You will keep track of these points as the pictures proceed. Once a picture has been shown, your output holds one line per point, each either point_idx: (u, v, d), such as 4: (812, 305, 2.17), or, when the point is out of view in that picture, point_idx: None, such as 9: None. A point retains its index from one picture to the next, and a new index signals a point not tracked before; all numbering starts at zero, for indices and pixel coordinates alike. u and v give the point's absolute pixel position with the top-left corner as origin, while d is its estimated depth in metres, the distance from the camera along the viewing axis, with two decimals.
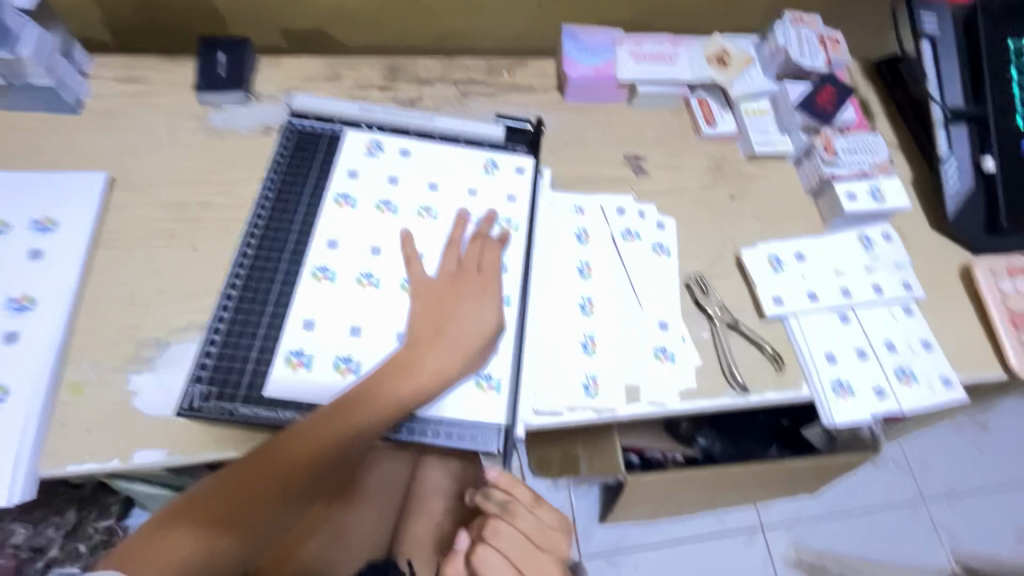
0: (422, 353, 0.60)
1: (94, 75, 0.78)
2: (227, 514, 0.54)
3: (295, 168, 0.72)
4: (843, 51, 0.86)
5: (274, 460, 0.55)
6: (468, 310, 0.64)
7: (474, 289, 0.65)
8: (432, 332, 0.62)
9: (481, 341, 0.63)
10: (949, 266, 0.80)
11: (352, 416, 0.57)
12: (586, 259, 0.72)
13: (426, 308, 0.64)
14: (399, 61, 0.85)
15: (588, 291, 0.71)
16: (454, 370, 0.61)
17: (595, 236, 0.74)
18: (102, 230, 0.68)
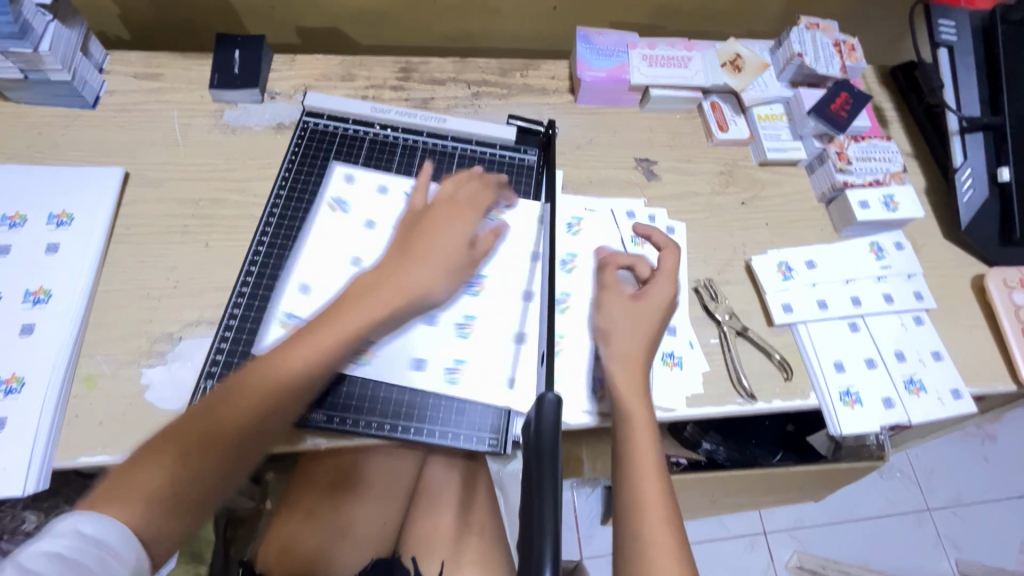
0: (392, 269, 0.59)
1: (111, 71, 0.79)
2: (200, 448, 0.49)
3: (309, 167, 0.73)
4: (859, 57, 0.85)
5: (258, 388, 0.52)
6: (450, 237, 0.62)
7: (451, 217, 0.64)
8: (403, 251, 0.60)
9: (459, 266, 0.61)
10: (961, 277, 0.79)
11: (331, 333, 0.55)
12: (570, 254, 0.73)
13: (404, 238, 0.62)
14: (412, 61, 0.86)
15: (566, 288, 0.71)
16: (422, 283, 0.59)
17: (601, 241, 0.74)
18: (117, 224, 0.69)
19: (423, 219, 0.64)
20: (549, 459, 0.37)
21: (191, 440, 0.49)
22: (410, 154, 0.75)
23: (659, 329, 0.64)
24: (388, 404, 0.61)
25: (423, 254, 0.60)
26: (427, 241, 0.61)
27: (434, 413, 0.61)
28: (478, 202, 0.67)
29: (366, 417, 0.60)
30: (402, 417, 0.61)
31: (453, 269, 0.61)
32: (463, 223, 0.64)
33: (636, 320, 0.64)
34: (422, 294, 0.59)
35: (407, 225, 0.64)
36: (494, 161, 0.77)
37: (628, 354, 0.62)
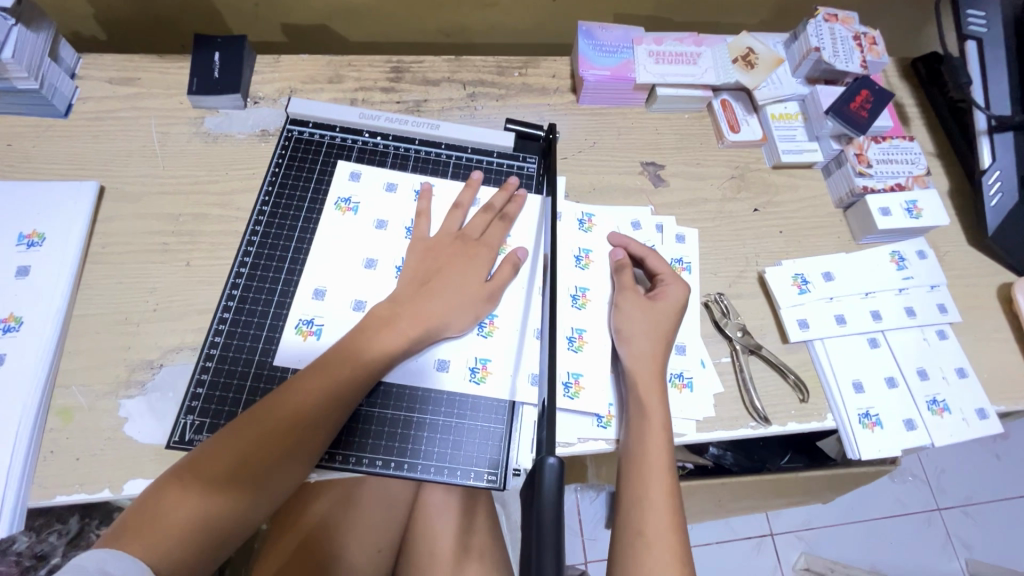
0: (407, 304, 0.59)
1: (84, 76, 0.74)
2: (230, 472, 0.50)
3: (293, 179, 0.68)
4: (881, 51, 0.80)
5: (279, 418, 0.52)
6: (468, 269, 0.62)
7: (465, 249, 0.64)
8: (417, 286, 0.60)
9: (474, 299, 0.61)
10: (986, 286, 0.75)
11: (356, 359, 0.56)
12: (582, 287, 0.68)
13: (423, 268, 0.62)
14: (404, 61, 0.81)
15: (579, 323, 0.66)
16: (438, 319, 0.59)
17: (599, 256, 0.70)
18: (92, 243, 0.65)
19: (436, 251, 0.63)
20: (550, 532, 0.34)
21: (222, 464, 0.50)
22: (401, 163, 0.71)
23: (671, 332, 0.63)
24: (380, 438, 0.58)
25: (437, 288, 0.60)
26: (441, 276, 0.61)
27: (429, 447, 0.58)
28: (492, 231, 0.66)
29: (356, 452, 0.57)
30: (394, 451, 0.57)
31: (468, 302, 0.60)
32: (477, 256, 0.64)
33: (651, 321, 0.63)
34: (440, 329, 0.59)
35: (419, 257, 0.63)
36: (491, 169, 0.72)
37: (644, 360, 0.61)
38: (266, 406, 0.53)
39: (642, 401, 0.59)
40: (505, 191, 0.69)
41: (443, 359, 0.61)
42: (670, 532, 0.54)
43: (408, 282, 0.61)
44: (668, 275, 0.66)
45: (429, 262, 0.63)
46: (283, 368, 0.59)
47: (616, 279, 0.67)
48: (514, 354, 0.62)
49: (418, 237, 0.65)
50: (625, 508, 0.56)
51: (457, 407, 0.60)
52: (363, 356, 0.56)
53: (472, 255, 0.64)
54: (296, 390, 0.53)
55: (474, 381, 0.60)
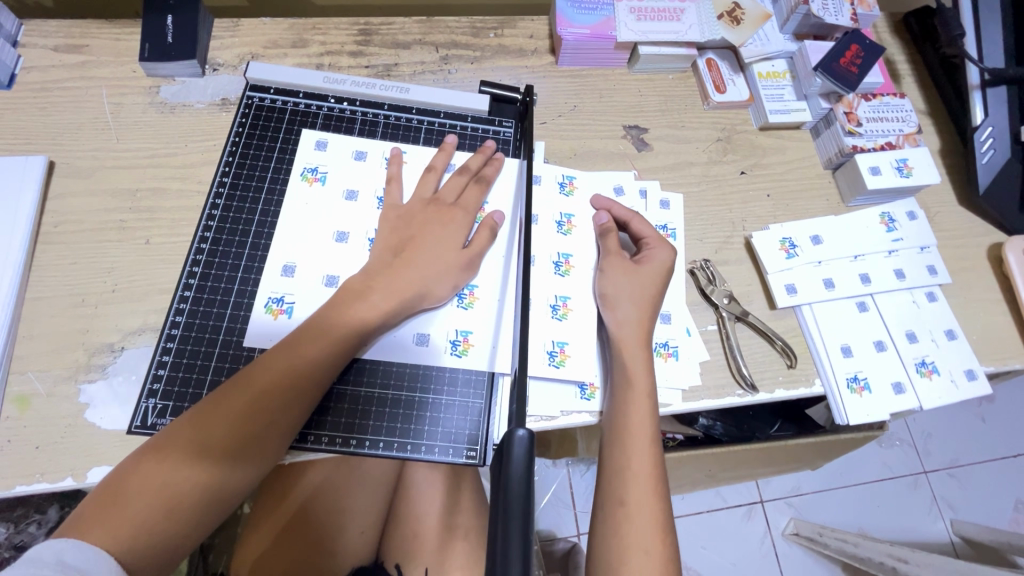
0: (381, 276, 0.56)
1: (27, 44, 0.70)
2: (209, 446, 0.48)
3: (255, 149, 0.65)
4: (872, 3, 0.76)
5: (257, 392, 0.50)
6: (444, 238, 0.59)
7: (441, 215, 0.61)
8: (391, 257, 0.58)
9: (453, 268, 0.58)
10: (976, 246, 0.73)
11: (334, 331, 0.53)
12: (565, 253, 0.65)
13: (399, 237, 0.59)
14: (372, 23, 0.76)
15: (563, 291, 0.63)
16: (415, 289, 0.56)
17: (579, 224, 0.67)
18: (43, 222, 0.61)
19: (410, 218, 0.60)
20: (518, 508, 0.32)
21: (199, 438, 0.48)
22: (370, 130, 0.67)
23: (658, 297, 0.61)
24: (355, 417, 0.56)
25: (412, 257, 0.58)
26: (416, 245, 0.58)
27: (406, 424, 0.56)
28: (468, 195, 0.63)
29: (329, 431, 0.55)
30: (368, 430, 0.55)
31: (445, 270, 0.58)
32: (454, 221, 0.61)
33: (638, 286, 0.61)
34: (419, 299, 0.56)
35: (392, 226, 0.60)
36: (466, 134, 0.69)
37: (631, 325, 0.59)
38: (242, 380, 0.50)
39: (626, 371, 0.57)
40: (482, 154, 0.66)
41: (422, 333, 0.58)
42: (652, 500, 0.53)
43: (382, 252, 0.58)
44: (654, 240, 0.64)
45: (404, 231, 0.60)
46: (249, 347, 0.56)
47: (602, 243, 0.65)
48: (493, 325, 0.59)
49: (391, 205, 0.62)
50: (606, 476, 0.55)
51: (435, 382, 0.58)
52: (340, 327, 0.53)
53: (450, 222, 0.61)
54: (273, 365, 0.51)
55: (454, 354, 0.58)
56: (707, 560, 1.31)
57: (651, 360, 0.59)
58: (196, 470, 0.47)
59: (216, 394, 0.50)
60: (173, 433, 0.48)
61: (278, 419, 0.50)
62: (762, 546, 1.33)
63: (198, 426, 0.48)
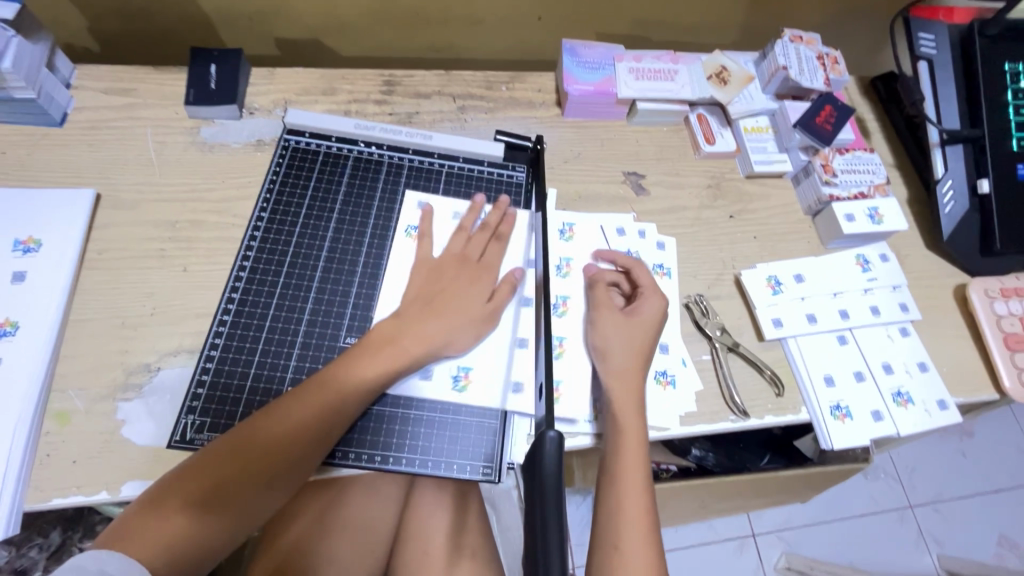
0: (410, 323, 0.61)
1: (79, 86, 0.76)
2: (222, 486, 0.51)
3: (291, 186, 0.70)
4: (842, 70, 0.86)
5: (268, 438, 0.53)
6: (470, 293, 0.65)
7: (469, 273, 0.66)
8: (421, 305, 0.63)
9: (474, 322, 0.63)
10: (943, 287, 0.80)
11: (339, 387, 0.56)
12: (563, 294, 0.70)
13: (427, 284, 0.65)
14: (396, 75, 0.84)
15: (560, 330, 0.68)
16: (439, 338, 0.61)
17: (576, 267, 0.72)
18: (88, 249, 0.66)
19: (440, 273, 0.66)
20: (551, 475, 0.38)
21: (214, 478, 0.51)
22: (395, 172, 0.73)
23: (648, 345, 0.65)
24: (378, 435, 0.60)
25: (441, 308, 0.63)
26: (444, 297, 0.64)
27: (426, 441, 0.60)
28: (491, 251, 0.69)
29: (356, 448, 0.59)
30: (391, 448, 0.59)
31: (471, 323, 0.63)
32: (479, 280, 0.66)
33: (627, 336, 0.65)
34: (440, 348, 0.61)
35: (423, 279, 0.65)
36: (482, 177, 0.76)
37: (626, 371, 0.63)
38: (250, 426, 0.54)
39: (616, 417, 0.61)
40: (498, 211, 0.71)
41: (433, 368, 0.63)
42: (642, 537, 0.56)
43: (414, 300, 0.63)
44: (648, 289, 0.69)
45: (433, 282, 0.65)
46: (284, 367, 0.61)
47: (592, 295, 0.69)
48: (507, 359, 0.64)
49: (423, 258, 0.67)
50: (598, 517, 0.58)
51: (454, 403, 0.62)
52: (346, 382, 0.57)
53: (473, 277, 0.66)
54: (277, 418, 0.54)
55: (456, 389, 0.62)
56: None
57: (642, 405, 0.63)
58: (204, 514, 0.50)
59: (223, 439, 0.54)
60: (190, 467, 0.52)
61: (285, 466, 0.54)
62: None
63: (206, 472, 0.51)
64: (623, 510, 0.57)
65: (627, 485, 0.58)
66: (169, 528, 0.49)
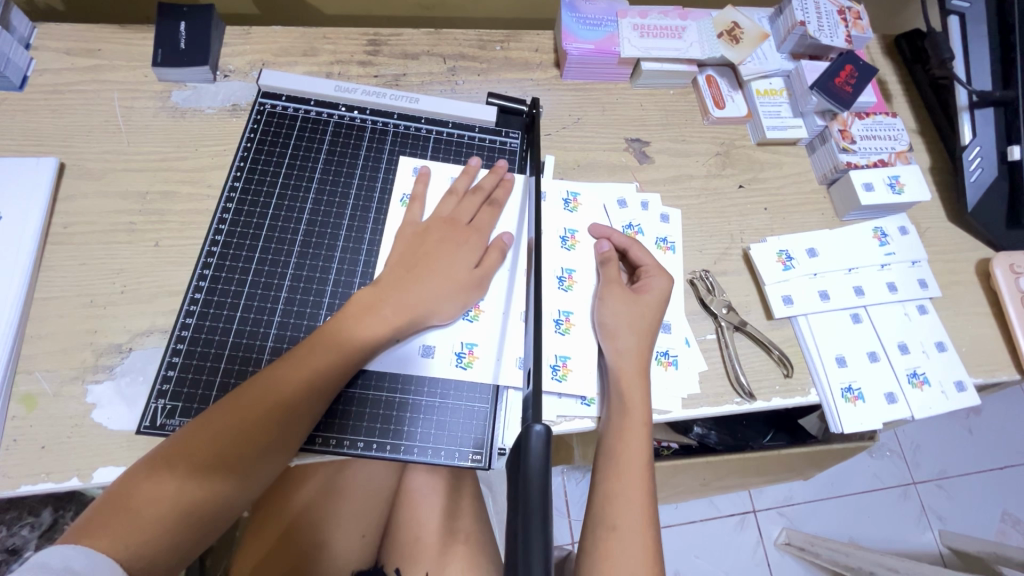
0: (393, 290, 0.57)
1: (40, 47, 0.70)
2: (212, 459, 0.48)
3: (267, 155, 0.66)
4: (865, 26, 0.79)
5: (257, 408, 0.50)
6: (459, 259, 0.61)
7: (456, 238, 0.62)
8: (404, 271, 0.59)
9: (461, 288, 0.59)
10: (965, 261, 0.76)
11: (317, 360, 0.53)
12: (569, 267, 0.66)
13: (412, 249, 0.61)
14: (381, 33, 0.78)
15: (566, 305, 0.64)
16: (425, 305, 0.57)
17: (582, 240, 0.68)
18: (53, 222, 0.62)
19: (427, 237, 0.62)
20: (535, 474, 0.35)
21: (202, 451, 0.48)
22: (379, 139, 0.69)
23: (654, 324, 0.61)
24: (361, 420, 0.56)
25: (425, 273, 0.59)
26: (430, 262, 0.60)
27: (412, 427, 0.57)
28: (481, 217, 0.64)
29: (337, 434, 0.56)
30: (374, 433, 0.56)
31: (460, 291, 0.59)
32: (468, 245, 0.62)
33: (635, 314, 0.61)
34: (426, 317, 0.57)
35: (407, 246, 0.61)
36: (474, 145, 0.71)
37: (630, 355, 0.59)
38: (240, 396, 0.51)
39: (624, 398, 0.57)
40: (494, 174, 0.67)
41: (428, 345, 0.59)
42: (641, 520, 0.53)
43: (397, 266, 0.59)
44: (652, 267, 0.65)
45: (417, 248, 0.61)
46: (259, 348, 0.57)
47: (603, 270, 0.65)
48: (497, 338, 0.61)
49: (410, 222, 0.63)
50: (597, 502, 0.55)
51: (441, 387, 0.59)
52: (323, 354, 0.53)
53: (462, 242, 0.62)
54: (252, 395, 0.51)
55: (459, 366, 0.59)
56: (700, 568, 1.32)
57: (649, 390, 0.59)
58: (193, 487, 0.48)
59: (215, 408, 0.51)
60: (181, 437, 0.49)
61: (273, 437, 0.51)
62: (754, 555, 1.34)
63: (179, 456, 0.48)
64: (625, 495, 0.54)
65: (628, 467, 0.55)
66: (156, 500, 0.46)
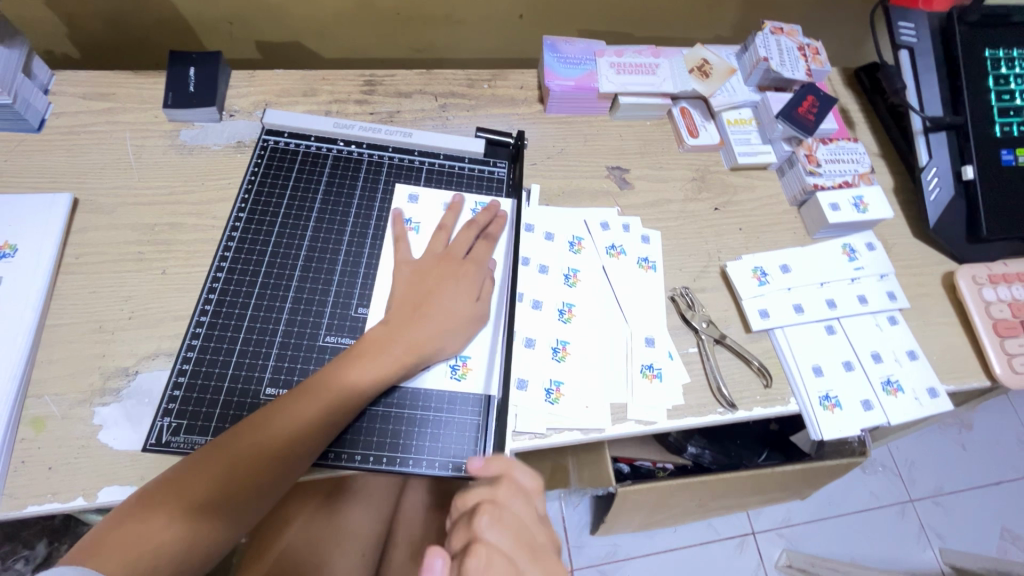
0: (403, 329, 0.60)
1: (58, 92, 0.75)
2: (203, 500, 0.50)
3: (270, 187, 0.70)
4: (823, 61, 0.86)
5: (253, 449, 0.52)
6: (460, 294, 0.63)
7: (455, 270, 0.65)
8: (411, 309, 0.61)
9: (462, 323, 0.62)
10: (932, 275, 0.80)
11: (305, 410, 0.54)
12: (568, 302, 0.69)
13: (418, 283, 0.64)
14: (377, 75, 0.84)
15: (563, 335, 0.67)
16: (432, 343, 0.60)
17: (584, 278, 0.71)
18: (66, 253, 0.66)
19: (425, 274, 0.64)
20: None
21: (198, 489, 0.50)
22: (375, 170, 0.73)
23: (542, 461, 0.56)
24: (359, 435, 0.59)
25: (431, 311, 0.61)
26: (434, 296, 0.62)
27: (408, 440, 0.59)
28: (479, 250, 0.68)
29: (335, 448, 0.58)
30: (372, 446, 0.59)
31: (461, 326, 0.62)
32: (468, 275, 0.65)
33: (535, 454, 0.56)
34: (435, 351, 0.60)
35: (409, 282, 0.64)
36: (463, 174, 0.75)
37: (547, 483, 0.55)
38: (237, 437, 0.53)
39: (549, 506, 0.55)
40: (488, 212, 0.71)
41: None
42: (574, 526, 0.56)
43: (404, 304, 0.62)
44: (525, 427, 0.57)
45: (419, 286, 0.63)
46: (261, 368, 0.60)
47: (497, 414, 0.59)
48: (490, 352, 0.64)
49: (403, 260, 0.66)
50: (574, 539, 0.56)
51: (435, 401, 0.61)
52: (320, 399, 0.55)
53: (461, 275, 0.65)
54: (254, 435, 0.53)
55: (453, 378, 0.62)
56: None
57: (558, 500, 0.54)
58: (188, 525, 0.49)
59: (215, 445, 0.52)
60: (179, 472, 0.51)
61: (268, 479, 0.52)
62: None
63: (168, 496, 0.49)
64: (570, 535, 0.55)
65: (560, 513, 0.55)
66: (149, 537, 0.47)
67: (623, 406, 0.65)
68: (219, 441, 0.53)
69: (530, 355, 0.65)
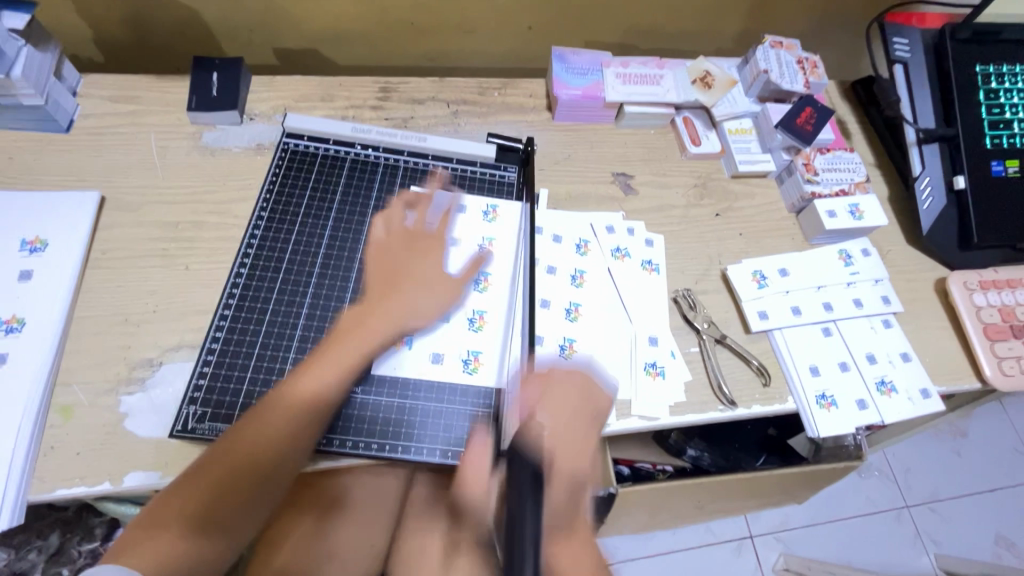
0: (373, 312, 0.62)
1: (85, 94, 0.78)
2: (201, 512, 0.52)
3: (290, 188, 0.73)
4: (821, 74, 0.89)
5: (240, 458, 0.54)
6: (426, 275, 0.66)
7: (417, 254, 0.67)
8: (378, 292, 0.64)
9: (437, 302, 0.65)
10: (925, 281, 0.83)
11: (281, 411, 0.56)
12: (575, 301, 0.72)
13: (382, 268, 0.66)
14: (391, 82, 0.87)
15: (570, 332, 0.70)
16: (406, 319, 0.63)
17: (591, 278, 0.74)
18: (93, 248, 0.68)
19: (391, 257, 0.67)
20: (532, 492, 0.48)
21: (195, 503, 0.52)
22: (390, 173, 0.76)
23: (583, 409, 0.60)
24: (375, 424, 0.61)
25: (400, 291, 0.64)
26: (403, 281, 0.65)
27: (422, 430, 0.62)
28: (443, 235, 0.70)
29: (353, 437, 0.61)
30: (388, 435, 0.61)
31: (431, 302, 0.65)
32: (432, 257, 0.68)
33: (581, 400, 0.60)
34: (408, 328, 0.63)
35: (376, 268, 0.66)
36: (475, 178, 0.78)
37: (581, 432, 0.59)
38: (223, 449, 0.54)
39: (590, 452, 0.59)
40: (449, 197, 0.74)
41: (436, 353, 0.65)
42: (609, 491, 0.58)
43: (375, 286, 0.65)
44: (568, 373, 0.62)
45: (387, 269, 0.66)
46: (283, 360, 0.62)
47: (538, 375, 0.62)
48: (501, 347, 0.67)
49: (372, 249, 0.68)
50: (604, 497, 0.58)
51: (448, 393, 0.64)
52: (294, 403, 0.56)
53: (425, 257, 0.67)
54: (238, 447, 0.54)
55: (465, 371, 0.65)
56: None
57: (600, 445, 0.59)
58: (193, 538, 0.51)
59: (204, 459, 0.54)
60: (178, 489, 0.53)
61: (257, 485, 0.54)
62: None
63: (170, 513, 0.52)
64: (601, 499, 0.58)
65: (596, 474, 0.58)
66: (158, 552, 0.49)
67: (627, 402, 0.68)
68: (207, 455, 0.54)
69: (539, 351, 0.68)
